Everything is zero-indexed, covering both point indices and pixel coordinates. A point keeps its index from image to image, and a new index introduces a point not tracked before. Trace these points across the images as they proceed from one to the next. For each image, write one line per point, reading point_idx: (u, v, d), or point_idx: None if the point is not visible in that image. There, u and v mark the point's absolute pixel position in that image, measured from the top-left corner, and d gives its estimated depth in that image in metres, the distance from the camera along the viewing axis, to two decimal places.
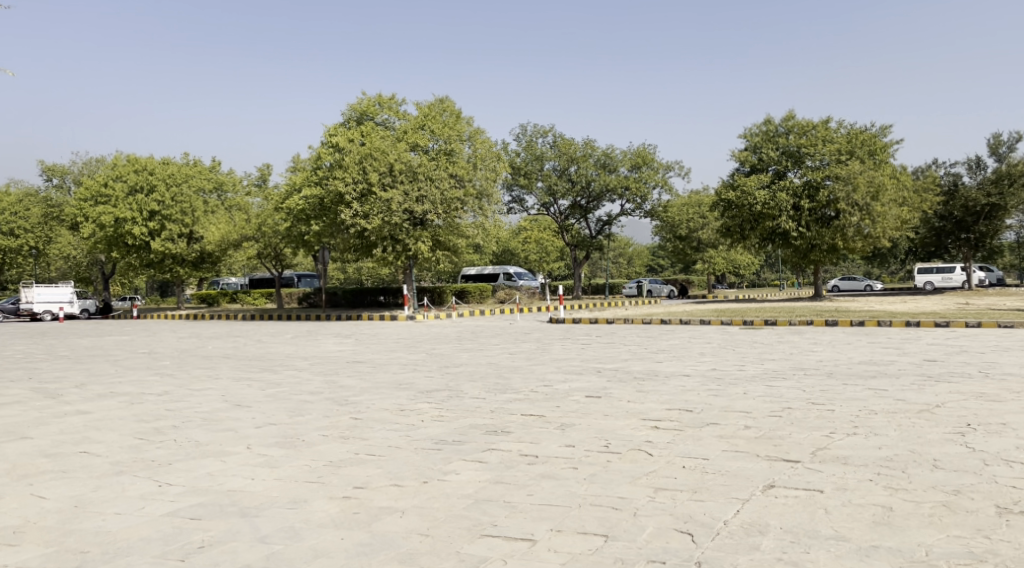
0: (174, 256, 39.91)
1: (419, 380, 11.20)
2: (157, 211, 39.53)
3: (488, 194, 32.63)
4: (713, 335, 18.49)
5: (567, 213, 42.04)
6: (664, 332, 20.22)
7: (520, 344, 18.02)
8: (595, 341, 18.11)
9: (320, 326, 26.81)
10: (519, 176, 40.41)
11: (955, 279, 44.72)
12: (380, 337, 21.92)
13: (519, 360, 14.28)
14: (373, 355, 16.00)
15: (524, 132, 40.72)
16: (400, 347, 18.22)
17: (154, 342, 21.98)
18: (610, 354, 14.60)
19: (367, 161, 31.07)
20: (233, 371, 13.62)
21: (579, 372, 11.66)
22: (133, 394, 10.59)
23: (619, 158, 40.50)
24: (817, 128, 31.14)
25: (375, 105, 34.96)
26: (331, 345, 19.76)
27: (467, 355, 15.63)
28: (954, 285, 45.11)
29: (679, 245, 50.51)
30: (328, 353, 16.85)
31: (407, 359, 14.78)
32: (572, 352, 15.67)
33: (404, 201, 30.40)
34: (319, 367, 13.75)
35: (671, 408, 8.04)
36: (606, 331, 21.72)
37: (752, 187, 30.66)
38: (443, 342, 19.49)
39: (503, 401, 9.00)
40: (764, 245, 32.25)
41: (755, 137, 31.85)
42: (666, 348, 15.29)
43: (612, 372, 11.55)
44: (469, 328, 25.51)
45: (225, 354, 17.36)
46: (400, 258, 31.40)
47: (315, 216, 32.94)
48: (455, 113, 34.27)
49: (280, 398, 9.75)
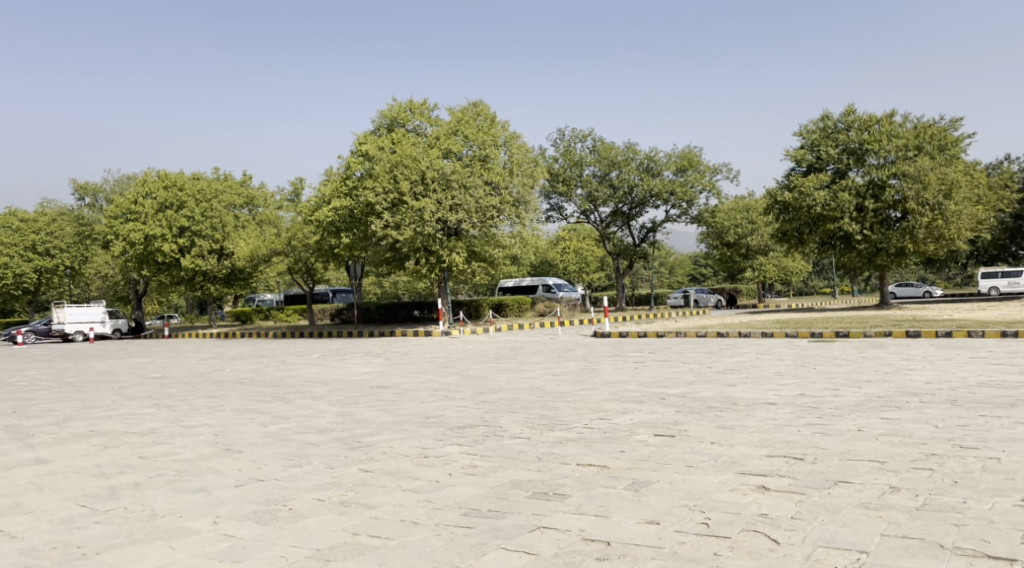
0: (205, 273, 38.66)
1: (451, 413, 9.49)
2: (188, 227, 38.34)
3: (526, 201, 30.90)
4: (783, 351, 16.52)
5: (608, 221, 40.19)
6: (725, 347, 18.29)
7: (567, 363, 16.20)
8: (649, 358, 16.24)
9: (352, 344, 25.23)
10: (558, 182, 38.68)
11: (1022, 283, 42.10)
12: (411, 356, 20.20)
13: (566, 383, 12.46)
14: (402, 378, 14.27)
15: (562, 137, 39.04)
16: (433, 368, 16.45)
17: (173, 365, 20.49)
18: (671, 375, 12.72)
19: (399, 169, 29.56)
20: (241, 400, 11.96)
21: (639, 400, 9.81)
22: (112, 433, 8.97)
23: (662, 162, 38.56)
24: (879, 123, 28.99)
25: (406, 112, 33.41)
26: (358, 366, 18.12)
27: (509, 378, 13.84)
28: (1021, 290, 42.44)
29: (726, 252, 48.37)
30: (353, 376, 15.17)
31: (439, 383, 13.04)
32: (626, 372, 13.83)
33: (438, 210, 28.84)
34: (340, 394, 12.06)
35: (773, 455, 6.21)
36: (659, 346, 19.82)
37: (810, 188, 28.65)
38: (481, 361, 17.70)
39: (554, 444, 7.23)
40: (824, 249, 30.15)
41: (812, 134, 29.92)
42: (734, 368, 13.37)
43: (680, 399, 9.70)
44: (508, 344, 23.76)
45: (242, 379, 15.76)
46: (434, 271, 29.83)
47: (345, 228, 31.48)
48: (490, 118, 32.51)
49: (284, 439, 8.09)
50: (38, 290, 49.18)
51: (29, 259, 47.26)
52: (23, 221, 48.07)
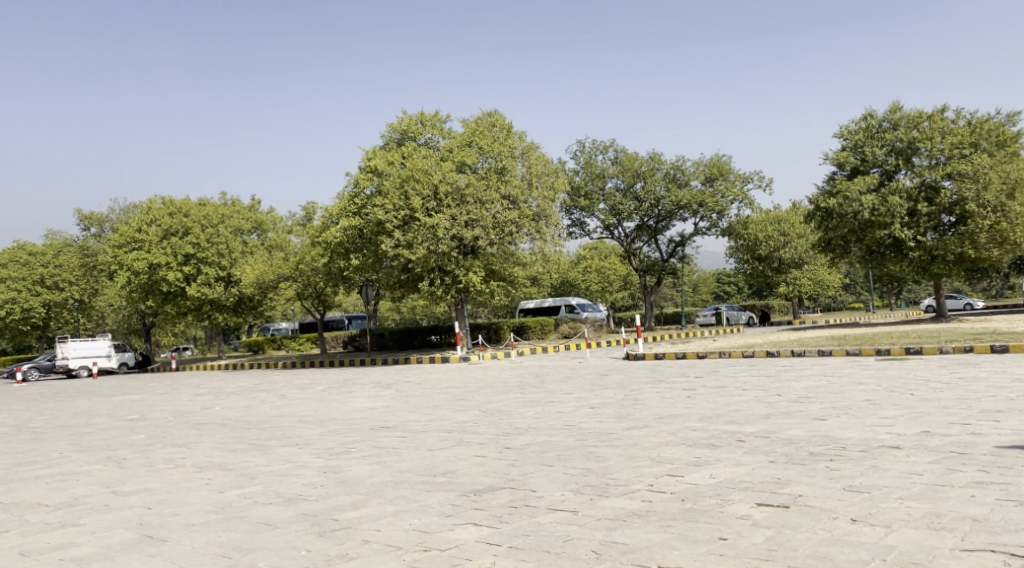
0: (213, 302, 36.45)
1: (468, 468, 7.27)
2: (192, 255, 35.99)
3: (546, 215, 28.63)
4: (856, 374, 14.20)
5: (633, 236, 37.93)
6: (785, 371, 15.96)
7: (604, 392, 13.91)
8: (700, 386, 13.92)
9: (363, 374, 23.09)
10: (579, 197, 36.52)
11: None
12: (425, 387, 17.95)
13: (608, 420, 10.19)
14: (412, 415, 12.06)
15: (582, 148, 36.99)
16: (448, 401, 14.21)
17: (160, 402, 18.31)
18: (738, 407, 10.46)
19: (409, 185, 27.45)
20: (210, 450, 9.77)
21: (713, 447, 7.52)
22: (18, 515, 6.76)
23: (690, 171, 36.32)
24: (929, 119, 27.67)
25: (417, 124, 31.23)
26: (363, 400, 15.87)
27: (538, 413, 11.59)
28: None
29: (758, 267, 46.05)
30: (353, 414, 12.96)
31: (455, 422, 10.82)
32: (679, 403, 11.55)
33: (452, 226, 26.70)
34: (333, 439, 9.87)
35: (972, 551, 3.95)
36: (705, 369, 17.51)
37: (856, 193, 27.34)
38: (504, 392, 15.44)
39: (613, 524, 4.97)
40: (872, 257, 28.75)
41: (855, 135, 28.61)
42: (812, 396, 11.08)
43: (767, 445, 7.41)
44: (533, 370, 21.50)
45: (226, 419, 13.57)
46: (450, 293, 27.74)
47: (354, 249, 29.37)
48: (506, 128, 30.27)
49: (237, 517, 5.91)
50: (46, 326, 47.34)
51: (35, 293, 45.60)
52: (29, 254, 46.22)
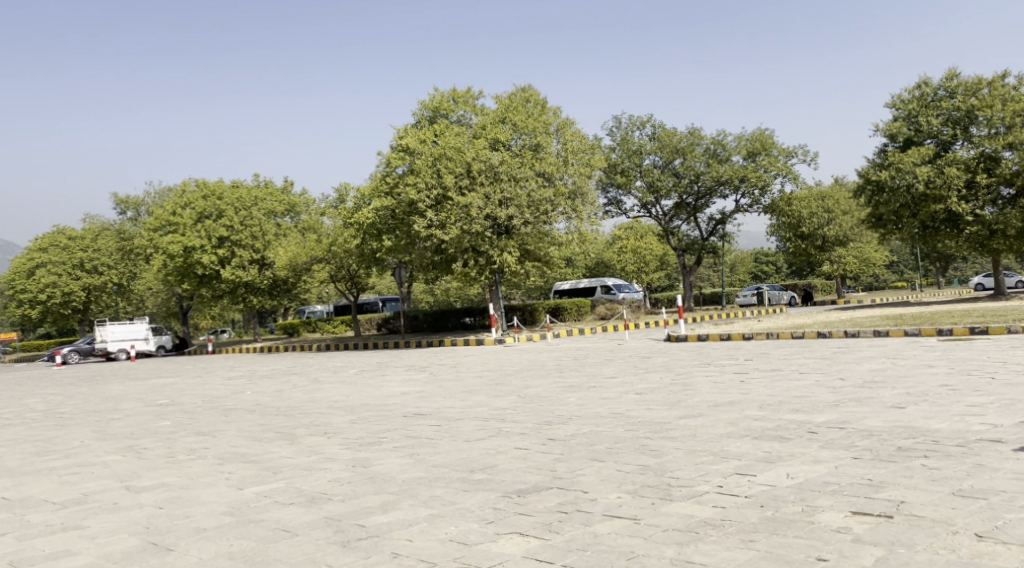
0: (248, 285, 35.69)
1: (509, 464, 6.56)
2: (227, 237, 35.23)
3: (582, 192, 27.81)
4: (917, 360, 13.36)
5: (671, 214, 36.93)
6: (841, 354, 15.14)
7: (650, 376, 13.13)
8: (752, 370, 13.12)
9: (398, 357, 22.46)
10: (616, 174, 35.62)
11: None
12: (461, 371, 17.26)
13: (658, 408, 9.41)
14: (448, 401, 11.37)
15: (618, 124, 36.06)
16: (485, 386, 13.50)
17: (187, 385, 17.71)
18: (799, 395, 9.67)
19: (442, 163, 26.77)
20: (234, 437, 9.13)
21: (783, 442, 6.76)
22: (18, 512, 6.10)
23: (731, 147, 35.25)
24: (989, 86, 29.37)
25: (448, 101, 30.50)
26: (397, 384, 15.20)
27: (581, 399, 10.84)
28: None
29: (800, 244, 44.99)
30: (386, 399, 12.30)
31: (494, 409, 10.12)
32: (733, 389, 10.75)
33: (486, 206, 25.97)
34: (364, 427, 9.19)
35: None
36: (754, 351, 16.68)
37: (911, 164, 29.16)
38: (543, 376, 14.70)
39: (686, 540, 4.25)
40: (926, 233, 30.48)
41: (910, 104, 30.56)
42: (877, 384, 10.27)
43: (844, 442, 6.64)
44: (572, 352, 20.76)
45: (254, 404, 12.91)
46: (485, 273, 27.09)
47: (386, 230, 28.80)
48: (541, 103, 29.39)
49: (252, 520, 5.19)
50: (86, 310, 47.32)
51: (76, 277, 45.53)
52: (67, 239, 46.10)
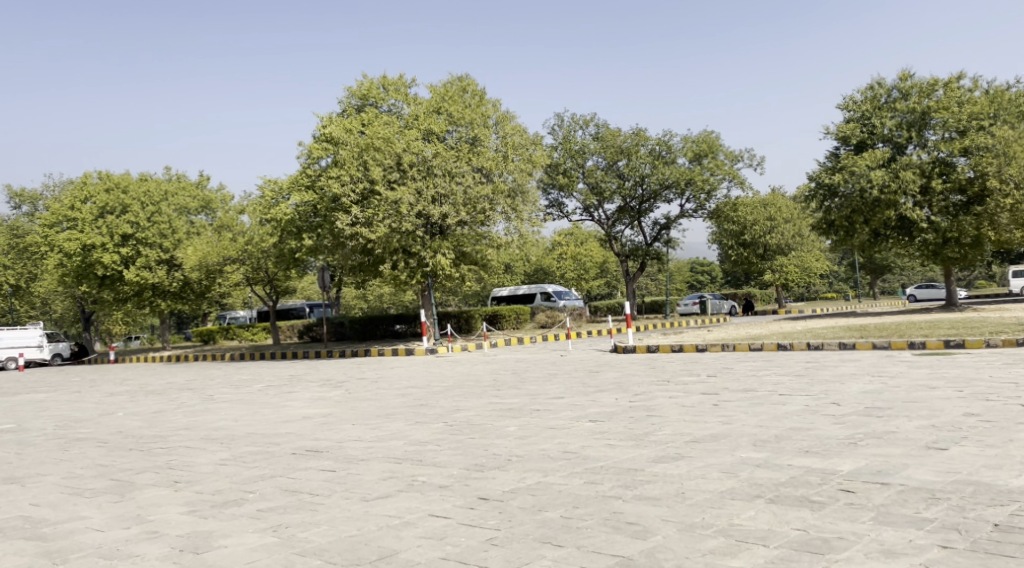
0: (155, 287, 32.81)
1: (420, 550, 4.34)
2: (132, 235, 32.19)
3: (523, 191, 25.68)
4: (908, 380, 11.55)
5: (614, 218, 35.12)
6: (816, 370, 13.33)
7: (603, 397, 11.02)
8: (723, 390, 11.10)
9: (314, 369, 20.05)
10: (558, 174, 33.69)
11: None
12: (381, 387, 14.88)
13: (623, 446, 7.27)
14: (357, 431, 9.09)
15: (560, 122, 34.17)
16: (405, 409, 11.23)
17: (53, 403, 14.96)
18: (799, 429, 7.64)
19: (369, 154, 24.28)
20: (50, 486, 6.67)
21: (821, 516, 4.67)
22: None
23: (677, 148, 33.59)
24: (943, 87, 28.48)
25: (378, 88, 28.07)
26: (301, 405, 12.77)
27: (522, 430, 8.64)
28: None
29: (742, 253, 43.89)
30: (281, 426, 9.94)
31: (412, 444, 7.89)
32: (710, 417, 8.69)
33: (417, 202, 23.72)
34: (234, 470, 6.87)
35: None
36: (715, 366, 14.74)
37: (866, 166, 27.68)
38: (476, 395, 12.48)
39: None
40: (877, 239, 29.27)
41: (862, 106, 29.20)
42: (889, 413, 8.35)
43: (907, 517, 4.59)
44: (510, 365, 18.60)
45: (116, 429, 10.38)
46: (416, 277, 24.77)
47: (308, 228, 26.24)
48: (479, 93, 27.21)
49: None
50: None
51: None
52: None
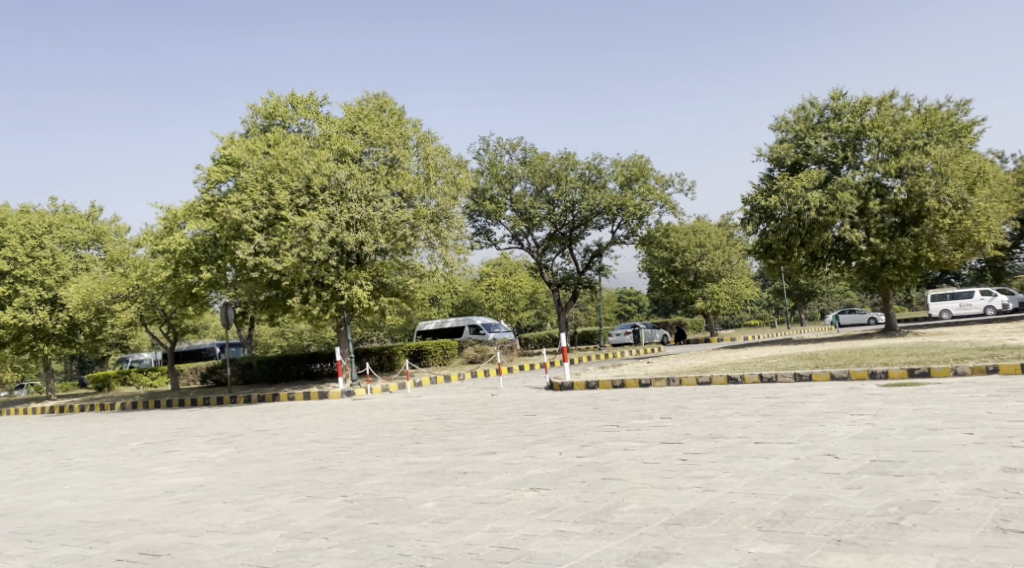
0: (35, 329, 29.84)
1: None
2: (8, 272, 29.19)
3: (448, 216, 23.70)
4: (896, 417, 9.84)
5: (544, 246, 33.43)
6: (781, 408, 11.63)
7: (542, 451, 9.09)
8: (686, 438, 9.27)
9: (210, 419, 17.66)
10: (484, 200, 31.87)
11: (976, 304, 39.88)
12: (279, 443, 12.69)
13: (579, 539, 5.36)
14: (228, 524, 7.00)
15: (486, 146, 32.51)
16: (300, 476, 9.10)
17: None
18: (807, 499, 5.81)
19: (275, 176, 22.02)
20: None
21: None
22: None
23: (607, 172, 32.17)
24: (876, 107, 27.43)
25: (286, 106, 25.86)
26: (175, 473, 10.53)
27: (443, 509, 6.66)
28: (976, 312, 40.35)
29: (673, 280, 42.66)
30: (132, 515, 7.75)
31: (296, 553, 5.85)
32: (683, 482, 6.82)
33: (330, 228, 21.57)
34: None
35: None
36: (666, 405, 12.90)
37: (803, 187, 26.44)
38: (389, 451, 10.43)
39: None
40: (818, 262, 28.10)
41: (797, 125, 28.15)
42: (908, 468, 6.59)
43: None
44: (433, 408, 16.53)
45: None
46: (330, 311, 22.58)
47: (209, 259, 23.82)
48: (397, 112, 25.14)
49: None
50: None
51: None
52: None
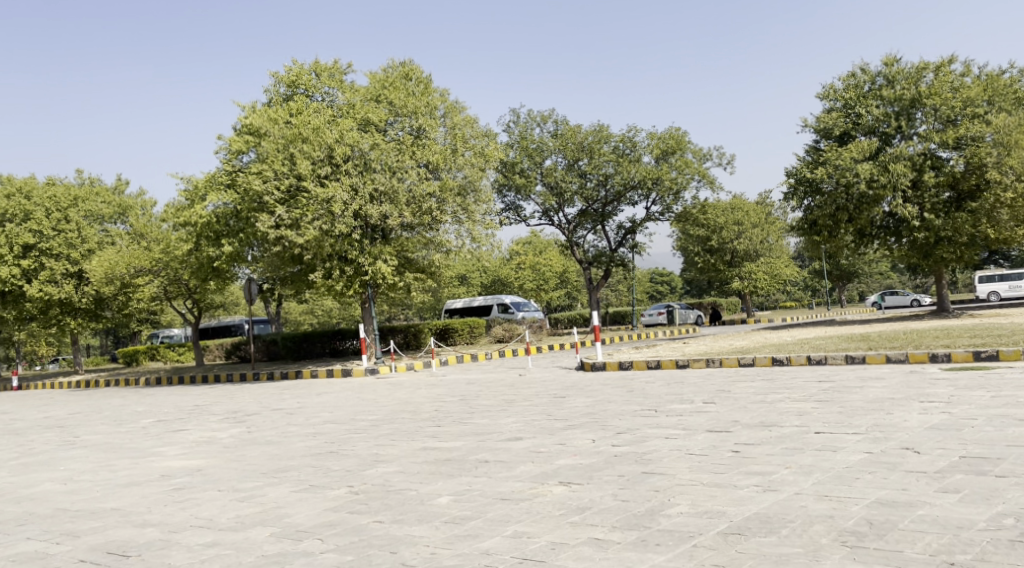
0: (62, 303, 29.38)
1: None
2: (34, 245, 28.69)
3: (475, 188, 22.83)
4: (973, 404, 8.74)
5: (576, 223, 32.35)
6: (838, 393, 10.55)
7: (573, 439, 8.11)
8: (736, 426, 8.24)
9: (229, 396, 16.91)
10: (514, 174, 30.84)
11: None
12: (291, 423, 11.84)
13: (618, 551, 4.41)
14: (215, 520, 6.12)
15: (516, 117, 31.41)
16: (306, 462, 8.23)
17: None
18: (894, 505, 4.80)
19: (296, 146, 21.16)
20: None
21: None
22: None
23: (642, 145, 30.97)
24: (931, 73, 25.99)
25: (309, 75, 24.94)
26: (176, 455, 9.72)
27: (459, 506, 5.73)
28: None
29: (709, 259, 41.38)
30: (113, 506, 6.92)
31: (282, 558, 4.94)
32: (740, 479, 5.81)
33: (353, 201, 20.72)
34: None
35: None
36: (709, 388, 11.87)
37: (851, 159, 25.07)
38: (407, 434, 9.52)
39: None
40: (865, 239, 26.78)
41: (845, 94, 26.73)
42: (1009, 468, 5.54)
43: None
44: (459, 388, 15.62)
45: None
46: (354, 286, 21.74)
47: (229, 233, 23.05)
48: (424, 80, 24.16)
49: None
50: None
51: None
52: None
